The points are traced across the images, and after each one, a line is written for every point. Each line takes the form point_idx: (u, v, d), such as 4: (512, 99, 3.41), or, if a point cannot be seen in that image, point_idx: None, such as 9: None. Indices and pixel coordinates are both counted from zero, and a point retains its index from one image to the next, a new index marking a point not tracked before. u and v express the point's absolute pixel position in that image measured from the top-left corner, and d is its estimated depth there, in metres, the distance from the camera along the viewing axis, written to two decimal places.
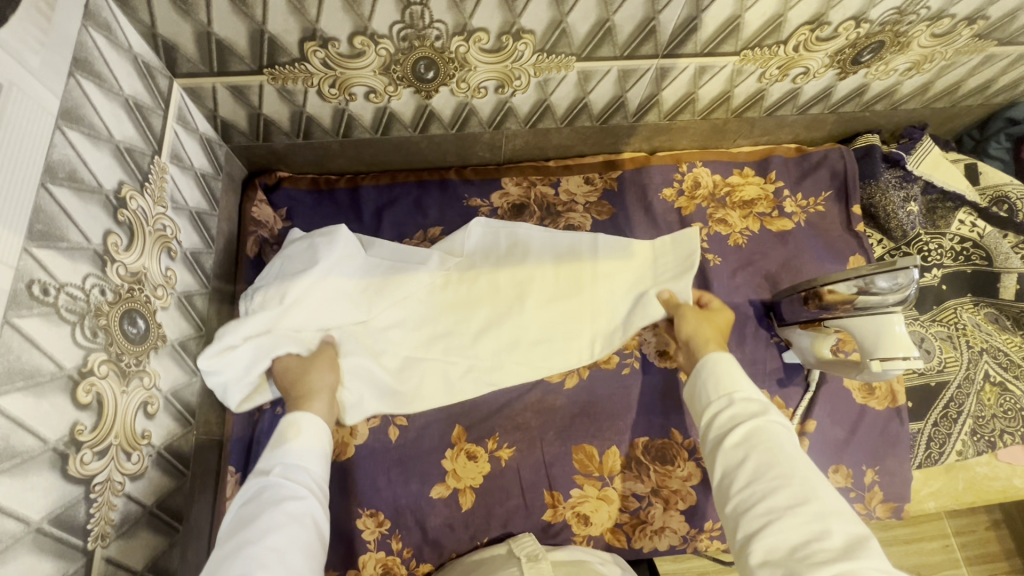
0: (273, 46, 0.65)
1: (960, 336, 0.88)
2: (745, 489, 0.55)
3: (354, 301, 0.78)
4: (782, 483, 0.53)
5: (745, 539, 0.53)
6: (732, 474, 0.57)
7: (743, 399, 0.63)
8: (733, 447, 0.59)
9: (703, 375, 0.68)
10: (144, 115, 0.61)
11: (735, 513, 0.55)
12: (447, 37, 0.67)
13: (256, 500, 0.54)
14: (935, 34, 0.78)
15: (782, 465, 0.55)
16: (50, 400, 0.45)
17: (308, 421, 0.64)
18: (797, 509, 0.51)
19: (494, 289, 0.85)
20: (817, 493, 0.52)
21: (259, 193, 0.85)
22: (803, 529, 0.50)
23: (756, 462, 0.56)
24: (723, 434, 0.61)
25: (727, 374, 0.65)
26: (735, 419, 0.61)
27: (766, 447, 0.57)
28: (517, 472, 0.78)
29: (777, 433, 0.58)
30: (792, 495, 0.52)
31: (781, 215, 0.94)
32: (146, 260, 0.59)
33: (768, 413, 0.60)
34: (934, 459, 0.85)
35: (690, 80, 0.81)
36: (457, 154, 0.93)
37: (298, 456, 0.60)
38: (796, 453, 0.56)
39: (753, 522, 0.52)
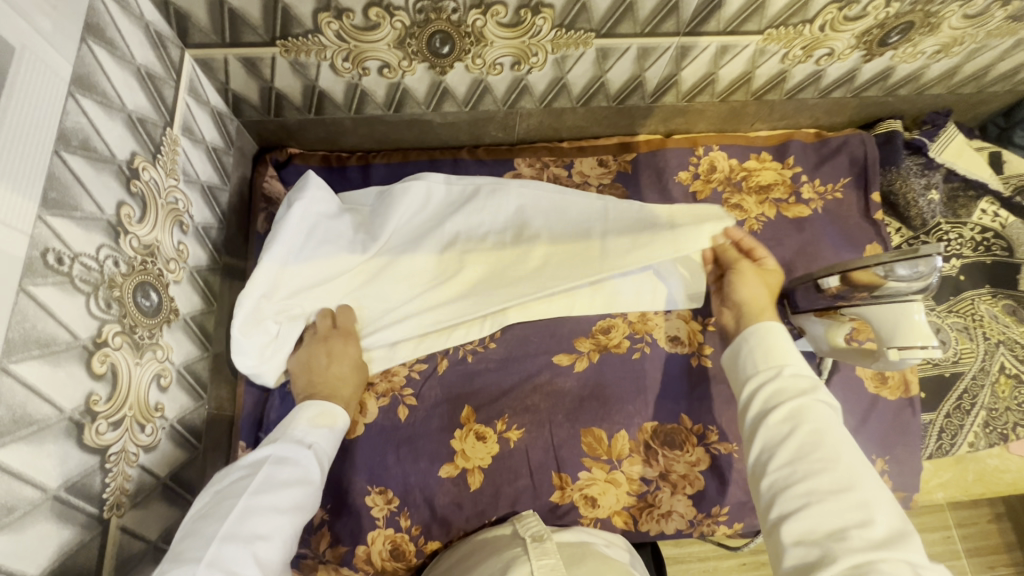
0: (287, 16, 0.64)
1: (977, 328, 0.87)
2: (783, 467, 0.55)
3: (350, 256, 0.79)
4: (826, 466, 0.53)
5: (778, 515, 0.53)
6: (773, 450, 0.56)
7: (791, 373, 0.61)
8: (779, 423, 0.57)
9: (752, 345, 0.66)
10: (156, 86, 0.60)
11: (771, 489, 0.55)
12: (464, 10, 0.66)
13: (290, 467, 0.60)
14: (967, 16, 0.76)
15: (826, 448, 0.54)
16: (66, 368, 0.45)
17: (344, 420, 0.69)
18: (840, 494, 0.51)
19: (509, 255, 0.84)
20: (860, 479, 0.52)
21: (270, 169, 0.85)
22: (843, 514, 0.50)
23: (799, 442, 0.55)
24: (769, 408, 0.59)
25: (780, 347, 0.64)
26: (780, 394, 0.60)
27: (813, 426, 0.56)
28: (526, 453, 0.78)
29: (823, 413, 0.57)
30: (836, 479, 0.52)
31: (798, 201, 0.92)
32: (158, 233, 0.58)
33: (817, 392, 0.58)
34: (945, 450, 0.84)
35: (710, 60, 0.79)
36: (470, 133, 0.91)
37: (327, 446, 0.66)
38: (841, 434, 0.56)
39: (790, 502, 0.53)
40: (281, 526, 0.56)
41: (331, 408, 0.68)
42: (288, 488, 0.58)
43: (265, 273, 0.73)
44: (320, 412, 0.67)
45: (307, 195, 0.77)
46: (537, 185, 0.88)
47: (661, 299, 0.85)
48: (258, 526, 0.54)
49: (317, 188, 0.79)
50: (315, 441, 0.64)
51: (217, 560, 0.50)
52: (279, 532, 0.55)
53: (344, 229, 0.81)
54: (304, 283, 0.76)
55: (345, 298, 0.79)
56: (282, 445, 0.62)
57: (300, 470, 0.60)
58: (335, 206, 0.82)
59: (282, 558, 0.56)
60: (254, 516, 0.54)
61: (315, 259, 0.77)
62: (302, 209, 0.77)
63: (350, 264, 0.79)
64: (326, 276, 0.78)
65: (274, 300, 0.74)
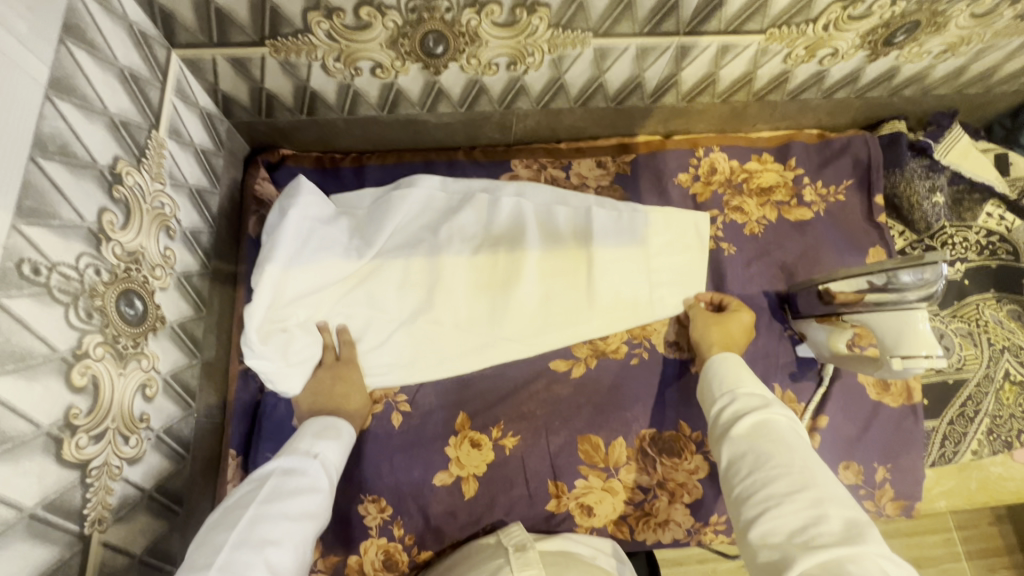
0: (276, 15, 0.62)
1: (982, 333, 0.85)
2: (745, 478, 0.54)
3: (347, 262, 0.78)
4: (783, 471, 0.52)
5: (744, 524, 0.51)
6: (736, 464, 0.55)
7: (745, 394, 0.62)
8: (740, 437, 0.57)
9: (711, 373, 0.67)
10: (140, 88, 0.58)
11: (736, 500, 0.54)
12: (458, 9, 0.64)
13: (297, 477, 0.59)
14: (975, 15, 0.74)
15: (783, 454, 0.53)
16: (43, 382, 0.43)
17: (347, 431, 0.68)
18: (797, 496, 0.49)
19: (505, 259, 0.82)
20: (818, 480, 0.50)
21: (262, 171, 0.83)
22: (801, 514, 0.48)
23: (757, 452, 0.54)
24: (729, 424, 0.59)
25: (734, 370, 0.65)
26: (737, 413, 0.60)
27: (770, 438, 0.55)
28: (521, 461, 0.77)
29: (779, 425, 0.57)
30: (792, 483, 0.51)
31: (800, 203, 0.91)
32: (143, 239, 0.57)
33: (771, 406, 0.58)
34: (948, 458, 0.83)
35: (711, 60, 0.77)
36: (466, 134, 0.90)
37: (334, 456, 0.64)
38: (799, 444, 0.55)
39: (751, 509, 0.51)
40: (292, 532, 0.54)
41: (337, 421, 0.67)
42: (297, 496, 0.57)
43: (267, 282, 0.71)
44: (323, 425, 0.66)
45: (302, 201, 0.76)
46: (535, 189, 0.87)
47: (661, 304, 0.83)
48: (268, 531, 0.52)
49: (310, 194, 0.78)
50: (322, 450, 0.63)
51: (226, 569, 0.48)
52: (291, 538, 0.53)
53: (338, 234, 0.79)
54: (304, 290, 0.74)
55: (342, 304, 0.77)
56: (287, 457, 0.61)
57: (307, 479, 0.59)
58: (328, 210, 0.80)
59: (297, 565, 0.53)
60: (264, 523, 0.53)
61: (313, 265, 0.75)
62: (297, 215, 0.75)
63: (348, 268, 0.78)
64: (327, 281, 0.76)
65: (278, 308, 0.72)
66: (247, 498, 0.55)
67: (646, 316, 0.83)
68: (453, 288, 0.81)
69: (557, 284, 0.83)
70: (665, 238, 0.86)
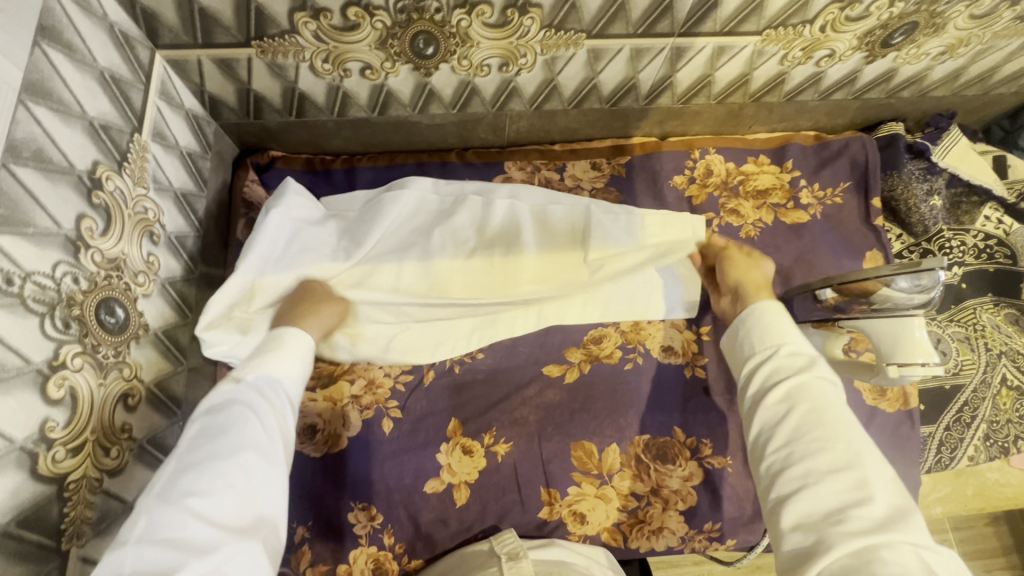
0: (261, 15, 0.61)
1: (979, 338, 0.85)
2: (779, 450, 0.53)
3: (333, 265, 0.77)
4: (824, 445, 0.50)
5: (776, 498, 0.51)
6: (768, 431, 0.54)
7: (790, 351, 0.59)
8: (777, 403, 0.55)
9: (750, 322, 0.64)
10: (122, 90, 0.57)
11: (769, 472, 0.53)
12: (448, 10, 0.63)
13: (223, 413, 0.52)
14: (974, 16, 0.73)
15: (824, 427, 0.51)
16: (17, 396, 0.42)
17: (296, 339, 0.64)
18: (839, 474, 0.48)
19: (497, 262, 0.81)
20: (861, 459, 0.49)
21: (250, 173, 0.82)
22: (840, 496, 0.47)
23: (796, 423, 0.53)
24: (767, 389, 0.57)
25: (776, 324, 0.62)
26: (775, 374, 0.58)
27: (810, 404, 0.53)
28: (514, 468, 0.76)
29: (822, 392, 0.54)
30: (835, 459, 0.49)
31: (796, 206, 0.90)
32: (125, 246, 0.55)
33: (814, 367, 0.56)
34: (944, 464, 0.82)
35: (707, 62, 0.76)
36: (458, 135, 0.88)
37: (278, 378, 0.59)
38: (841, 413, 0.53)
39: (786, 484, 0.50)
40: (233, 468, 0.49)
41: (279, 334, 0.63)
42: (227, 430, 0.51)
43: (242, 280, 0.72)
44: (264, 345, 0.62)
45: (285, 202, 0.75)
46: (529, 191, 0.86)
47: (655, 309, 0.82)
48: (193, 479, 0.47)
49: (295, 199, 0.77)
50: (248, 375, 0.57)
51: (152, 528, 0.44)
52: (228, 479, 0.48)
53: (327, 237, 0.78)
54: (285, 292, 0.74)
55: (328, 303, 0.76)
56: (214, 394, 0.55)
57: (240, 408, 0.53)
58: (318, 212, 0.80)
59: (245, 498, 0.48)
60: (192, 471, 0.47)
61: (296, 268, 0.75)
62: (279, 219, 0.74)
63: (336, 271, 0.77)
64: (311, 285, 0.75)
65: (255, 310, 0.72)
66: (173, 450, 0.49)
67: (640, 320, 0.82)
68: (443, 293, 0.80)
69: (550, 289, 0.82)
70: (662, 242, 0.84)
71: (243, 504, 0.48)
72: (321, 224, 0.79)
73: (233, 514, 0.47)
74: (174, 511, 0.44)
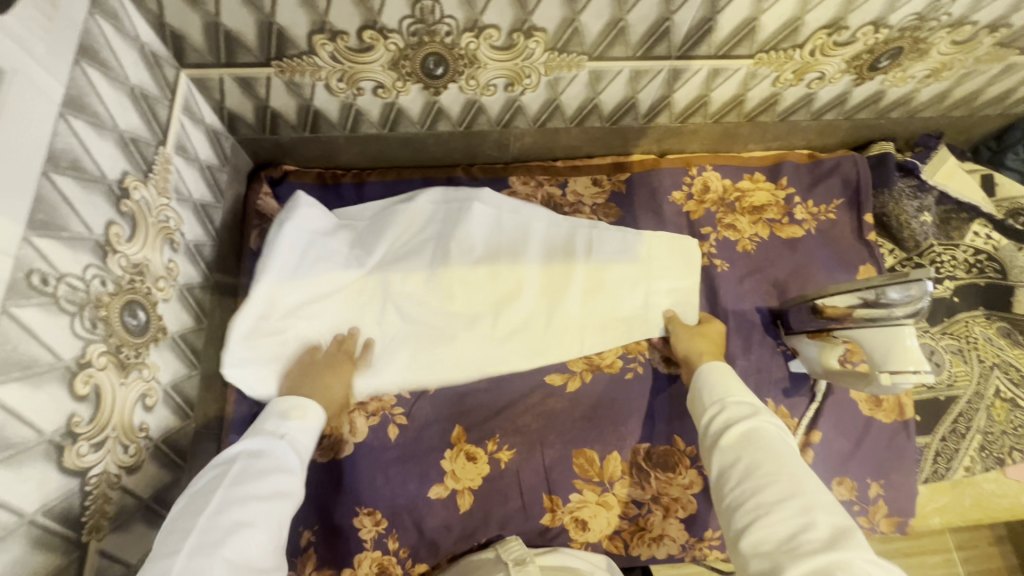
0: (282, 38, 0.65)
1: (972, 351, 0.87)
2: (735, 487, 0.56)
3: (346, 271, 0.80)
4: (771, 479, 0.54)
5: (737, 532, 0.53)
6: (726, 472, 0.58)
7: (738, 403, 0.64)
8: (729, 447, 0.59)
9: (701, 383, 0.69)
10: (150, 106, 0.60)
11: (729, 509, 0.55)
12: (457, 33, 0.66)
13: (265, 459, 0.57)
14: (955, 42, 0.77)
15: (772, 464, 0.55)
16: (47, 391, 0.44)
17: (319, 412, 0.67)
18: (786, 505, 0.51)
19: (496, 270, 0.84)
20: (805, 488, 0.52)
21: (264, 186, 0.85)
22: (788, 524, 0.50)
23: (748, 462, 0.56)
24: (718, 433, 0.62)
25: (721, 382, 0.67)
26: (730, 421, 0.62)
27: (759, 447, 0.57)
28: (517, 474, 0.78)
29: (769, 433, 0.59)
30: (783, 490, 0.53)
31: (791, 221, 0.93)
32: (148, 251, 0.58)
33: (762, 415, 0.61)
34: (941, 474, 0.83)
35: (702, 83, 0.80)
36: (465, 152, 0.92)
37: (307, 438, 0.64)
38: (787, 450, 0.57)
39: (743, 516, 0.53)
40: (267, 510, 0.53)
41: (303, 400, 0.66)
42: (267, 476, 0.55)
43: (261, 295, 0.75)
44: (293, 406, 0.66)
45: (298, 215, 0.79)
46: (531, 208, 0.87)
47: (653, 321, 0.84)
48: (239, 514, 0.51)
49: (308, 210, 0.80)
50: (287, 432, 0.62)
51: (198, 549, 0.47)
52: (263, 519, 0.52)
53: (340, 246, 0.81)
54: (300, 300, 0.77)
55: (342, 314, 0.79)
56: (255, 439, 0.59)
57: (275, 460, 0.58)
58: (329, 223, 0.82)
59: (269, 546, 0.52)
60: (234, 507, 0.51)
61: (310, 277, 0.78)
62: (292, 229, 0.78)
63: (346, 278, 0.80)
64: (325, 292, 0.79)
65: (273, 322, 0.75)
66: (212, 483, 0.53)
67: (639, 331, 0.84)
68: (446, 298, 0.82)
69: (549, 298, 0.84)
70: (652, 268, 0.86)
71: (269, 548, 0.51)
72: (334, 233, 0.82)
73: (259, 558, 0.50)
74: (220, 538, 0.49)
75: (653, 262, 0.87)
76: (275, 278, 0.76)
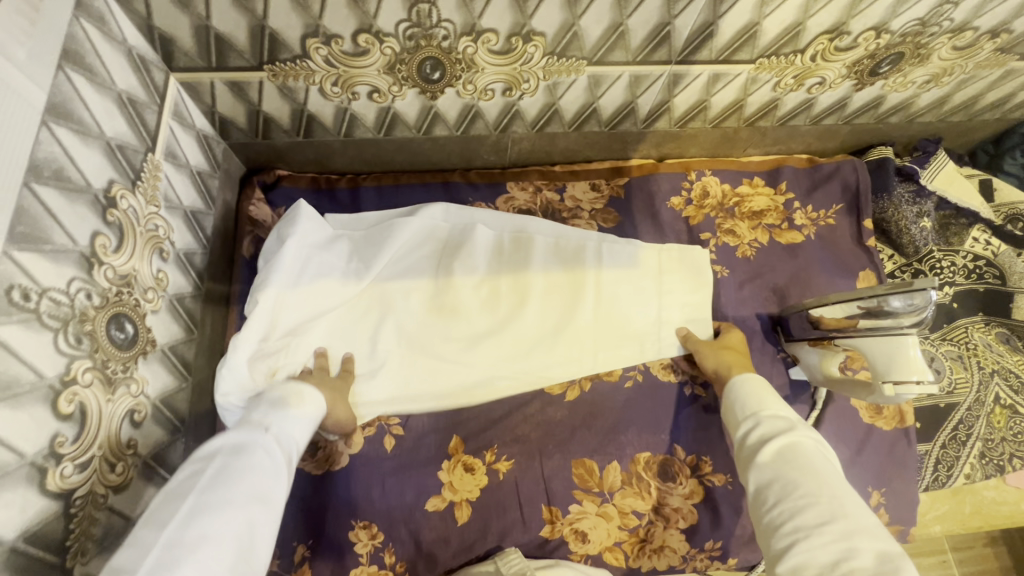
0: (275, 41, 0.63)
1: (971, 357, 0.86)
2: (773, 508, 0.56)
3: (347, 285, 0.80)
4: (810, 500, 0.53)
5: (776, 554, 0.52)
6: (763, 491, 0.58)
7: (774, 416, 0.64)
8: (766, 466, 0.59)
9: (735, 395, 0.69)
10: (138, 112, 0.59)
11: (768, 531, 0.55)
12: (455, 37, 0.65)
13: (242, 457, 0.52)
14: (956, 47, 0.76)
15: (809, 484, 0.55)
16: (29, 411, 0.43)
17: (316, 401, 0.64)
18: (826, 528, 0.51)
19: (505, 282, 0.85)
20: (845, 510, 0.52)
21: (257, 192, 0.83)
22: (830, 548, 0.49)
23: (784, 482, 0.56)
24: (754, 450, 0.62)
25: (754, 395, 0.67)
26: (765, 436, 0.62)
27: (796, 466, 0.57)
28: (516, 486, 0.77)
29: (806, 449, 0.59)
30: (821, 513, 0.52)
31: (790, 227, 0.92)
32: (136, 262, 0.57)
33: (798, 430, 0.61)
34: (942, 482, 0.83)
35: (702, 88, 0.79)
36: (461, 156, 0.90)
37: (296, 430, 0.59)
38: (825, 468, 0.57)
39: (782, 540, 0.52)
40: (239, 515, 0.47)
41: (299, 386, 0.63)
42: (245, 475, 0.50)
43: (262, 308, 0.73)
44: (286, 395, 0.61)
45: (299, 229, 0.78)
46: (537, 222, 0.89)
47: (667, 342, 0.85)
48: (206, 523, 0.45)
49: (309, 222, 0.80)
50: (272, 424, 0.57)
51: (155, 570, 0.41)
52: (232, 528, 0.46)
53: (337, 259, 0.81)
54: (300, 314, 0.77)
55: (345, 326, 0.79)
56: (236, 433, 0.54)
57: (256, 454, 0.53)
58: (327, 234, 0.82)
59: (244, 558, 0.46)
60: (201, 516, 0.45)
61: (311, 291, 0.78)
62: (293, 241, 0.77)
63: (348, 291, 0.80)
64: (326, 306, 0.78)
65: (273, 340, 0.74)
66: (187, 484, 0.48)
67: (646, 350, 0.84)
68: (451, 309, 0.83)
69: (554, 310, 0.85)
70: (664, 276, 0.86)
71: (240, 559, 0.45)
72: (331, 245, 0.82)
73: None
74: (180, 555, 0.43)
75: (663, 273, 0.87)
76: (274, 294, 0.75)
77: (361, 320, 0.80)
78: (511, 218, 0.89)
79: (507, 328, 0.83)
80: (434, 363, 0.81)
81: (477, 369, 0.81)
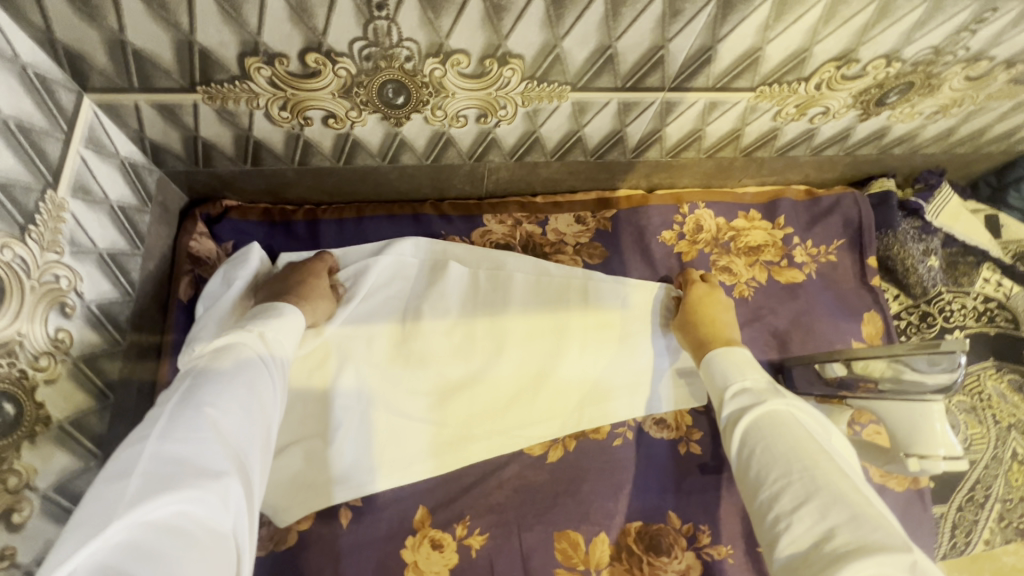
0: (207, 60, 0.54)
1: (986, 410, 0.81)
2: (756, 495, 0.50)
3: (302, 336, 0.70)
4: (785, 482, 0.48)
5: (766, 546, 0.47)
6: (745, 477, 0.52)
7: (740, 389, 0.59)
8: (739, 449, 0.55)
9: (716, 371, 0.63)
10: (32, 141, 0.50)
11: (758, 516, 0.49)
12: (419, 58, 0.56)
13: (236, 350, 0.50)
14: (969, 77, 0.70)
15: (781, 462, 0.50)
16: None
17: (293, 314, 0.59)
18: (804, 510, 0.46)
19: (479, 322, 0.77)
20: (822, 483, 0.47)
21: (199, 225, 0.73)
22: (814, 529, 0.44)
23: (757, 462, 0.52)
24: (729, 432, 0.57)
25: (724, 373, 0.62)
26: (734, 416, 0.57)
27: (763, 445, 0.52)
28: (489, 565, 0.67)
29: (778, 417, 0.54)
30: (797, 494, 0.47)
31: (790, 264, 0.85)
32: (22, 324, 0.48)
33: (767, 401, 0.56)
34: (960, 549, 0.75)
35: (698, 116, 0.71)
36: (434, 186, 0.81)
37: (288, 331, 0.57)
38: (799, 434, 0.52)
39: (766, 534, 0.47)
40: (240, 397, 0.46)
41: (275, 301, 0.58)
42: (242, 365, 0.49)
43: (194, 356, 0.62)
44: (262, 310, 0.57)
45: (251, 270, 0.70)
46: (515, 260, 0.80)
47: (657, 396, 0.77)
48: (212, 397, 0.45)
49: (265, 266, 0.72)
50: (266, 325, 0.54)
51: (167, 434, 0.41)
52: (239, 404, 0.46)
53: None
54: None
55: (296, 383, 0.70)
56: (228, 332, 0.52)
57: (248, 349, 0.51)
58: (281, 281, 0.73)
59: (252, 433, 0.46)
60: (202, 393, 0.44)
61: None
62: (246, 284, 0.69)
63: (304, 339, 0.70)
64: None
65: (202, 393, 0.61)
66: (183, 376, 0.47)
67: (640, 405, 0.76)
68: (418, 360, 0.74)
69: (533, 356, 0.77)
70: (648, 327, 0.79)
71: (247, 431, 0.45)
72: None
73: (238, 436, 0.44)
74: (190, 420, 0.42)
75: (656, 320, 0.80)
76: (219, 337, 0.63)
77: (314, 371, 0.71)
78: (489, 253, 0.80)
79: (481, 374, 0.75)
80: (396, 422, 0.72)
81: (452, 430, 0.72)
